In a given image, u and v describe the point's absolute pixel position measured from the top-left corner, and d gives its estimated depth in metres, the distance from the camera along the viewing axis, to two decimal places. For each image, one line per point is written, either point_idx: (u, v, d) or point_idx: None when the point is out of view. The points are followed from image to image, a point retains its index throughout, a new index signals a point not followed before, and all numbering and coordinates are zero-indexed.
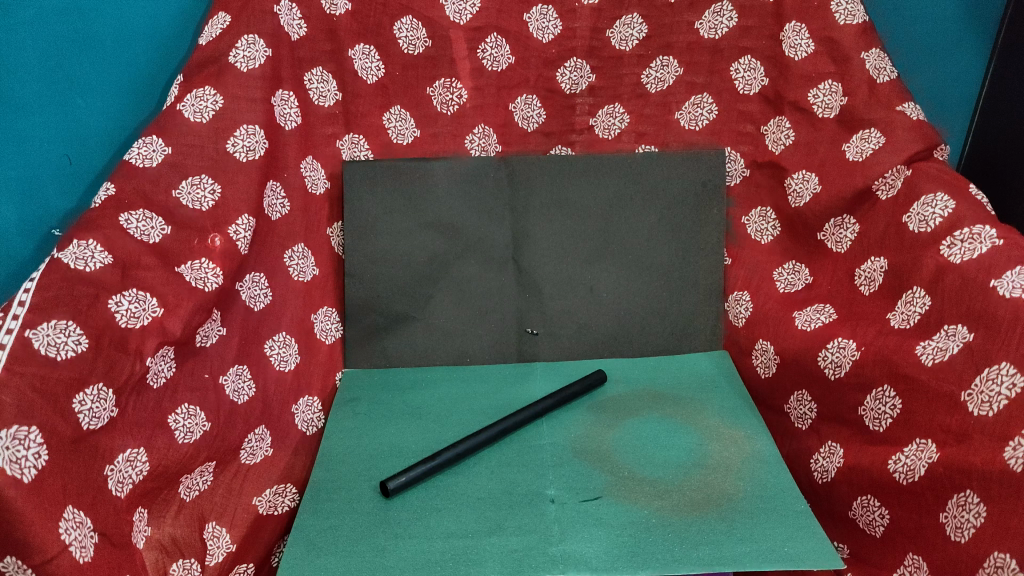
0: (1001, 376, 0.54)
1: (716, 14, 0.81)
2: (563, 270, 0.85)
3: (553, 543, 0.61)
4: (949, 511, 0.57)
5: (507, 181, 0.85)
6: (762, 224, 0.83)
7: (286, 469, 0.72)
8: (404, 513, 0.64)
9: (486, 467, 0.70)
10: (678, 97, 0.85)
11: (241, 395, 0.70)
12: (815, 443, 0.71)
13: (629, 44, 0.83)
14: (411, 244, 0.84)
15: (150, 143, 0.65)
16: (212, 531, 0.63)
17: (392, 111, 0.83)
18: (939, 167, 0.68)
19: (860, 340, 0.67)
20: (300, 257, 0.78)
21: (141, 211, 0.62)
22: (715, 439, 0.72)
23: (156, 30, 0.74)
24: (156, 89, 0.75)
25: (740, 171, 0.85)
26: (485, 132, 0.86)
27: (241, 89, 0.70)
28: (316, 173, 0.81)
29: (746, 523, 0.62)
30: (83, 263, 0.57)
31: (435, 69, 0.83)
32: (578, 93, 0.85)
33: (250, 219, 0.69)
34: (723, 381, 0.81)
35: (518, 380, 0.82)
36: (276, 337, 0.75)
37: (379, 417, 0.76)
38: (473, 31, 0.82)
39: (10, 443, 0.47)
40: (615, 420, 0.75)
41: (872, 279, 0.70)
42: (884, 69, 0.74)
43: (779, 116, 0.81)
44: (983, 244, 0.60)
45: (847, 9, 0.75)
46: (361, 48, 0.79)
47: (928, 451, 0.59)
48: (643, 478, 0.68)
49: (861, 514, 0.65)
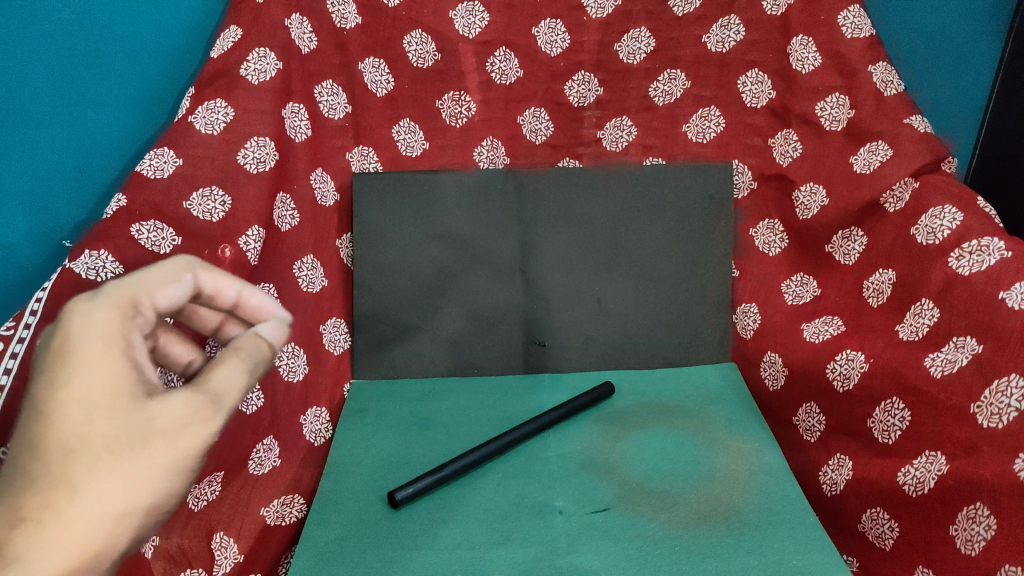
0: (1009, 388, 0.54)
1: (723, 28, 0.82)
2: (570, 283, 0.85)
3: (560, 555, 0.61)
4: (959, 524, 0.56)
5: (514, 193, 0.85)
6: (770, 237, 0.83)
7: (293, 480, 0.72)
8: (411, 525, 0.64)
9: (493, 479, 0.69)
10: (685, 110, 0.86)
11: (250, 406, 0.66)
12: (823, 455, 0.71)
13: (636, 57, 0.85)
14: (418, 256, 0.84)
15: (161, 155, 0.66)
16: (219, 541, 0.63)
17: (401, 124, 0.85)
18: (946, 179, 0.68)
19: (869, 352, 0.67)
20: (309, 268, 0.78)
21: (153, 222, 0.63)
22: (722, 452, 0.72)
23: (167, 45, 0.76)
24: (168, 101, 0.77)
25: (747, 184, 0.85)
26: (494, 145, 0.87)
27: (252, 101, 0.70)
28: (326, 185, 0.81)
29: (755, 536, 0.62)
30: (95, 273, 0.57)
31: (444, 83, 0.84)
32: (585, 106, 0.87)
33: (259, 230, 0.70)
34: (732, 395, 0.80)
35: (526, 392, 0.82)
36: (287, 346, 0.72)
37: (386, 429, 0.77)
38: (482, 44, 0.84)
39: None
40: (621, 432, 0.75)
41: (879, 291, 0.69)
42: (891, 82, 0.73)
43: (786, 129, 0.81)
44: (991, 255, 0.60)
45: (854, 23, 0.75)
46: (371, 61, 0.81)
47: (937, 464, 0.59)
48: (651, 490, 0.67)
49: (871, 527, 0.65)
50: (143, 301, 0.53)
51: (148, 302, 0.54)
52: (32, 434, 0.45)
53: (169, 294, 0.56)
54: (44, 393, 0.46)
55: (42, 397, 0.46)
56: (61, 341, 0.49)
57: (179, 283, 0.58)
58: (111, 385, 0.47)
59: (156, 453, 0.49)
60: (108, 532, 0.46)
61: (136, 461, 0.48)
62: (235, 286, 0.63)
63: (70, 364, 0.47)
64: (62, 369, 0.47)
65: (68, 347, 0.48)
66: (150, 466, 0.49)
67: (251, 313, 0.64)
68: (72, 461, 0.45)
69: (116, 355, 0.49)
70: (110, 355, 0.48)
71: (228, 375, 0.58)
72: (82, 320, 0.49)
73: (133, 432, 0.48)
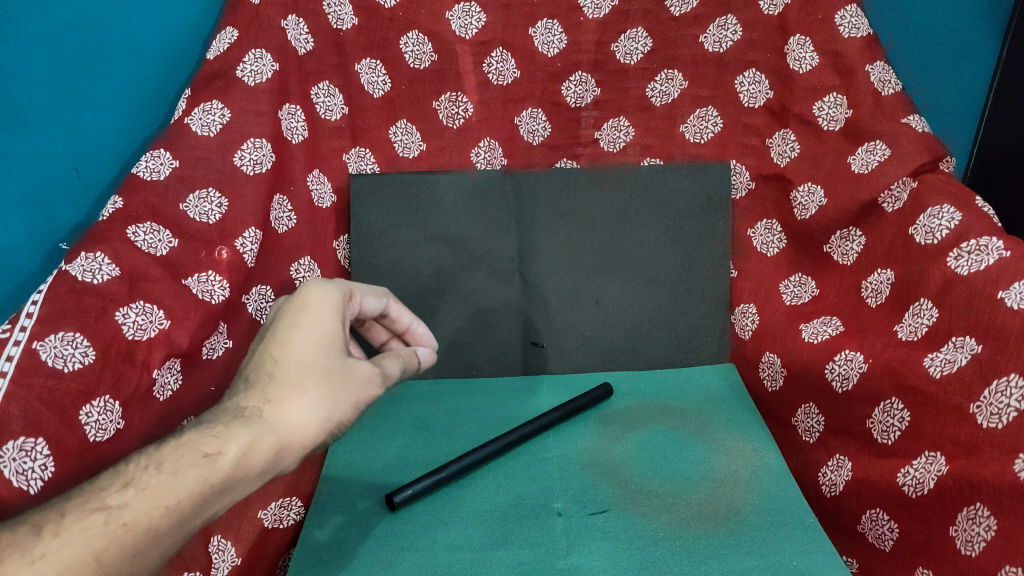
0: (1009, 388, 0.54)
1: (720, 28, 0.82)
2: (568, 283, 0.85)
3: (560, 556, 0.61)
4: (960, 525, 0.56)
5: (512, 194, 0.85)
6: (768, 237, 0.83)
7: (291, 482, 0.70)
8: (410, 527, 0.64)
9: (491, 480, 0.69)
10: (683, 109, 0.86)
11: None
12: (823, 456, 0.71)
13: (633, 58, 0.85)
14: (416, 257, 0.84)
15: (158, 157, 0.66)
16: (217, 544, 0.62)
17: (398, 125, 0.85)
18: (945, 178, 0.68)
19: (867, 352, 0.67)
20: (306, 270, 0.78)
21: (149, 224, 0.63)
22: (722, 452, 0.72)
23: (164, 45, 0.75)
24: (165, 101, 0.76)
25: (745, 183, 0.85)
26: (491, 146, 0.87)
27: (248, 102, 0.70)
28: (322, 187, 0.81)
29: (755, 536, 0.62)
30: (91, 275, 0.57)
31: (441, 83, 0.85)
32: (582, 107, 0.87)
33: (256, 231, 0.69)
34: (732, 397, 0.80)
35: (524, 394, 0.81)
36: None
37: (385, 431, 0.77)
38: (479, 45, 0.84)
39: (17, 455, 0.49)
40: (621, 432, 0.75)
41: (878, 291, 0.69)
42: (888, 82, 0.73)
43: (784, 129, 0.81)
44: (990, 255, 0.59)
45: (852, 23, 0.75)
46: (367, 62, 0.81)
47: (936, 464, 0.59)
48: (650, 490, 0.67)
49: (871, 528, 0.65)
50: (354, 294, 0.61)
51: (358, 297, 0.61)
52: (275, 349, 0.54)
53: (375, 297, 0.64)
54: (285, 325, 0.55)
55: (284, 330, 0.55)
56: (298, 299, 0.58)
57: (377, 297, 0.64)
58: (328, 331, 0.55)
59: (352, 387, 0.54)
60: (318, 432, 0.52)
61: (339, 387, 0.53)
62: (410, 315, 0.68)
63: (304, 317, 0.56)
64: (297, 316, 0.56)
65: (304, 300, 0.57)
66: (349, 396, 0.54)
67: (417, 339, 0.70)
68: (300, 370, 0.53)
69: (334, 317, 0.56)
70: (331, 315, 0.56)
71: (404, 362, 0.60)
72: (313, 292, 0.57)
73: (339, 365, 0.54)
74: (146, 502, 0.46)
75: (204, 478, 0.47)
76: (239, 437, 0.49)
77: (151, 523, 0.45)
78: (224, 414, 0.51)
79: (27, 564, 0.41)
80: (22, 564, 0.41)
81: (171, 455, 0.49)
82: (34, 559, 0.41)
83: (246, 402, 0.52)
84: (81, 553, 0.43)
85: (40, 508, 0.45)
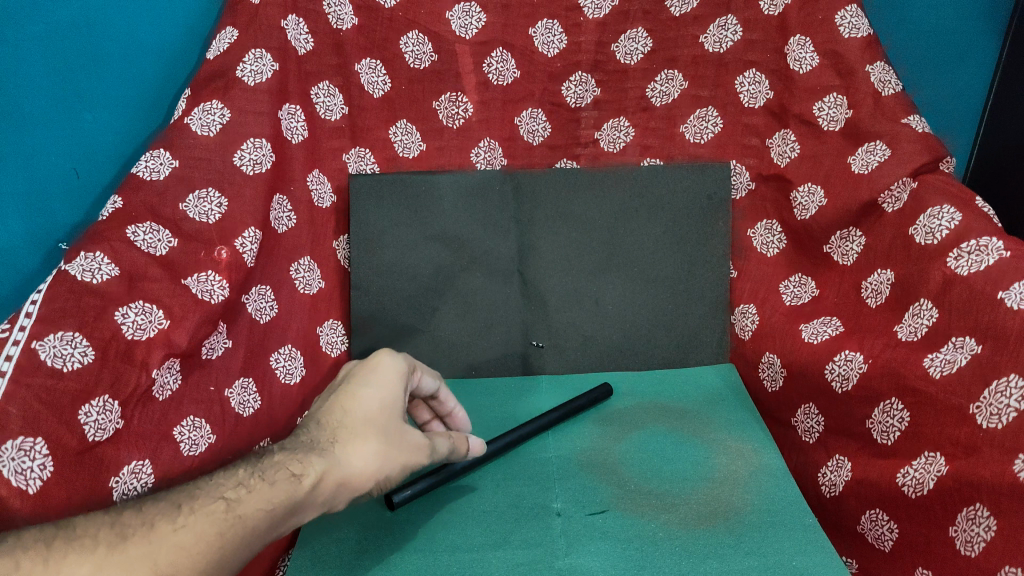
0: (1009, 389, 0.54)
1: (720, 28, 0.82)
2: (568, 284, 0.85)
3: (559, 556, 0.61)
4: (960, 525, 0.56)
5: (512, 194, 0.85)
6: (768, 237, 0.83)
7: None
8: (410, 527, 0.64)
9: (491, 480, 0.69)
10: (683, 110, 0.86)
11: (247, 408, 0.68)
12: (822, 457, 0.71)
13: (633, 58, 0.85)
14: (416, 257, 0.83)
15: (158, 157, 0.66)
16: None
17: (398, 125, 0.84)
18: (945, 179, 0.68)
19: (867, 352, 0.67)
20: (306, 270, 0.78)
21: (148, 224, 0.63)
22: (721, 452, 0.72)
23: (164, 45, 0.75)
24: (164, 102, 0.76)
25: (746, 183, 0.85)
26: (491, 146, 0.87)
27: (248, 103, 0.70)
28: (322, 187, 0.81)
29: (754, 537, 0.62)
30: (90, 275, 0.57)
31: (441, 83, 0.85)
32: (582, 107, 0.87)
33: (256, 231, 0.69)
34: (731, 397, 0.79)
35: (522, 394, 0.81)
36: (282, 349, 0.74)
37: None
38: (479, 45, 0.84)
39: (16, 454, 0.49)
40: (621, 433, 0.75)
41: (878, 291, 0.69)
42: (888, 82, 0.73)
43: (784, 129, 0.81)
44: (990, 255, 0.59)
45: (851, 23, 0.75)
46: (367, 62, 0.80)
47: (936, 465, 0.59)
48: (649, 490, 0.67)
49: (870, 528, 0.65)
50: (415, 370, 0.62)
51: (418, 374, 0.63)
52: (343, 400, 0.55)
53: (431, 377, 0.65)
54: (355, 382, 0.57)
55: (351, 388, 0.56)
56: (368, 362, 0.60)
57: (433, 376, 0.66)
58: (394, 394, 0.57)
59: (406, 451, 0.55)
60: (374, 482, 0.53)
61: (396, 445, 0.55)
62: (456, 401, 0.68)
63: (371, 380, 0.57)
64: (366, 377, 0.57)
65: (374, 363, 0.59)
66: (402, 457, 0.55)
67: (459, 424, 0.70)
68: (366, 423, 0.54)
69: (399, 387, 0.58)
70: (396, 385, 0.58)
71: (448, 443, 0.61)
72: (382, 361, 0.59)
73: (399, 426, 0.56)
74: (254, 501, 0.48)
75: (292, 494, 0.49)
76: (319, 464, 0.51)
77: (259, 522, 0.47)
78: (304, 439, 0.53)
79: (170, 533, 0.45)
80: (167, 532, 0.45)
81: (267, 468, 0.51)
82: (176, 529, 0.45)
83: (319, 434, 0.53)
84: (207, 534, 0.45)
85: (176, 490, 0.50)
